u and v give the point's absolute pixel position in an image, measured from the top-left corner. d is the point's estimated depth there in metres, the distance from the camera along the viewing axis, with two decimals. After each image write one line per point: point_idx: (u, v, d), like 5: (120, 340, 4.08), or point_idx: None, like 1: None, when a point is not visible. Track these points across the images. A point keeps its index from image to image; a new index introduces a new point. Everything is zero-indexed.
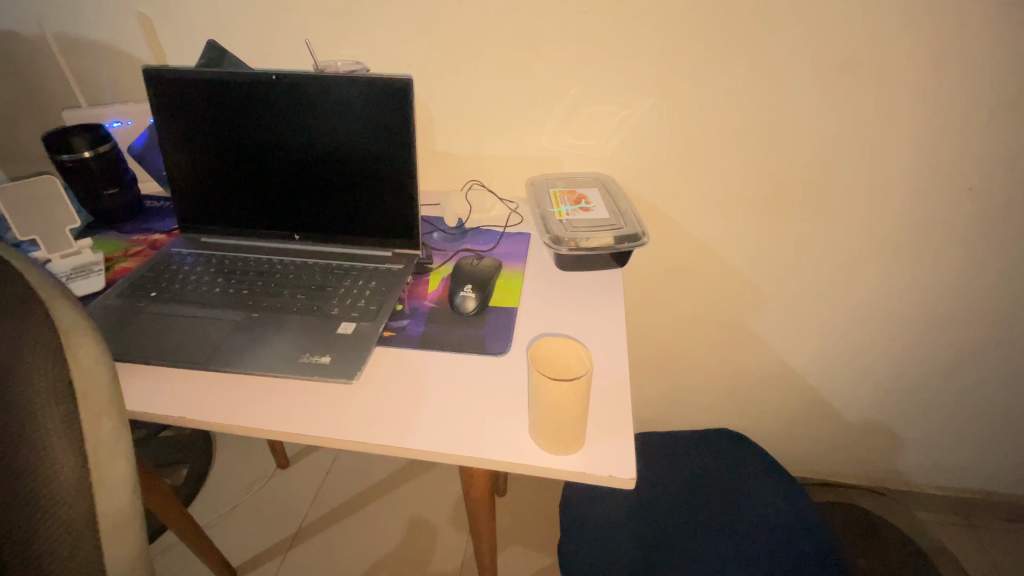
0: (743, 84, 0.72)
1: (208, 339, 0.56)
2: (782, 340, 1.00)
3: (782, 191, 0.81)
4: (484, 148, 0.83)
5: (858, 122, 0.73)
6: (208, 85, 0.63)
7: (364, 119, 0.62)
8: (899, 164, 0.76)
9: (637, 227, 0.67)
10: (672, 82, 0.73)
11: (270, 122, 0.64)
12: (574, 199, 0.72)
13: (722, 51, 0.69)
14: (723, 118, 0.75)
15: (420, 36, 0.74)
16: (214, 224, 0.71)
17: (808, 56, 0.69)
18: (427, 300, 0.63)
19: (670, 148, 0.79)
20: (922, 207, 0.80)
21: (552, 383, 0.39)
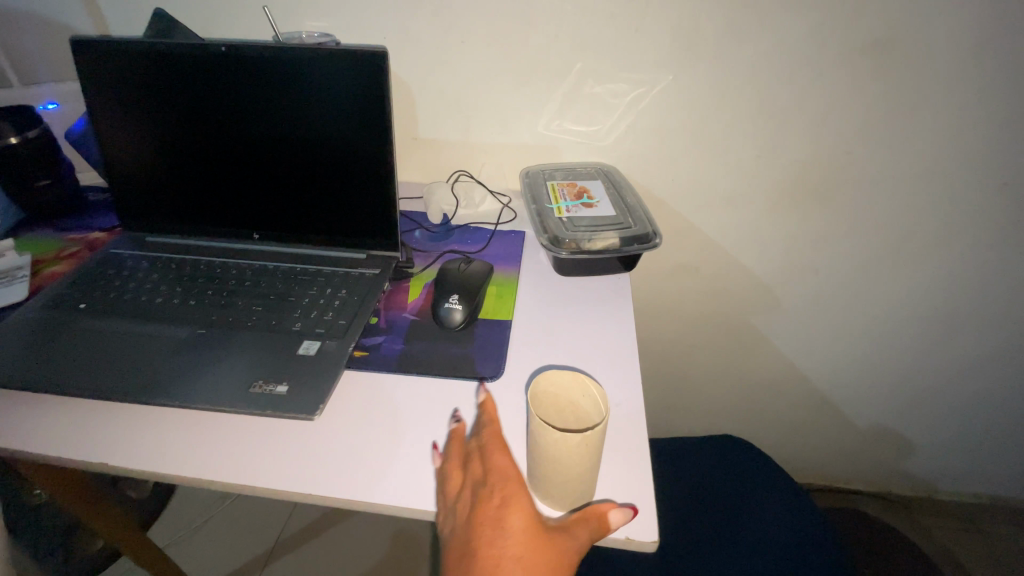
0: (764, 65, 0.63)
1: (146, 363, 0.47)
2: (792, 344, 0.94)
3: (806, 182, 0.73)
4: (472, 136, 0.74)
5: (892, 108, 0.66)
6: (148, 57, 0.53)
7: (333, 100, 0.52)
8: (932, 157, 0.69)
9: (647, 226, 0.60)
10: (684, 62, 0.64)
11: (223, 102, 0.54)
12: (575, 194, 0.64)
13: (750, 19, 0.60)
14: (740, 103, 0.67)
15: (399, 7, 0.64)
16: (160, 220, 0.62)
17: (851, 24, 0.60)
18: (405, 312, 0.54)
19: (680, 137, 0.70)
20: (960, 201, 0.73)
21: (559, 431, 0.33)
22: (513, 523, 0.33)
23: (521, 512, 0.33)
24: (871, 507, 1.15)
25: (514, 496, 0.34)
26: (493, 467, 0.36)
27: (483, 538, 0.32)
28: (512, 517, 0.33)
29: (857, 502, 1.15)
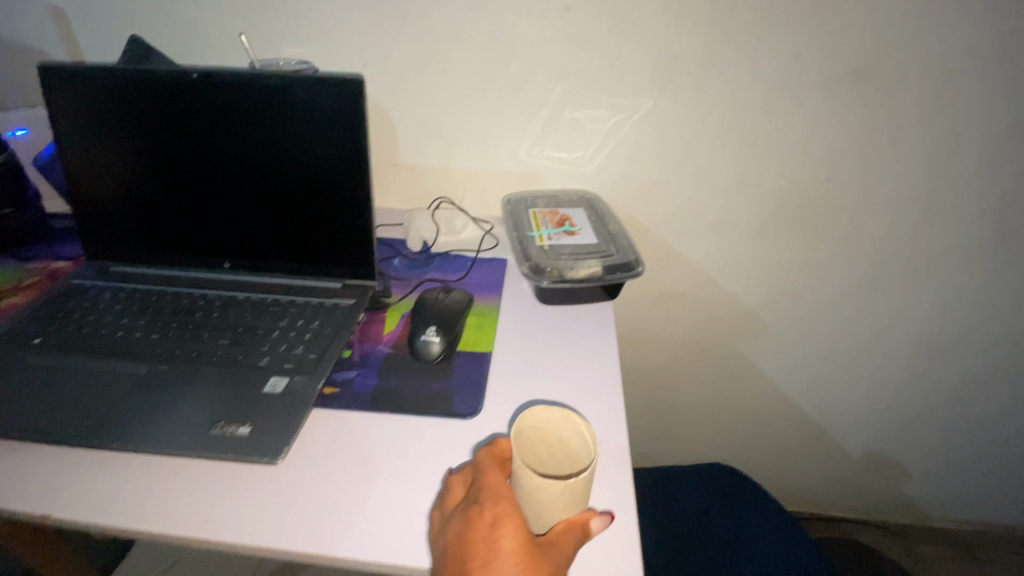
0: (743, 93, 0.64)
1: (100, 404, 0.44)
2: (779, 370, 0.93)
3: (789, 207, 0.73)
4: (453, 163, 0.73)
5: (870, 135, 0.66)
6: (119, 82, 0.52)
7: (309, 125, 0.51)
8: (910, 183, 0.70)
9: (630, 254, 0.59)
10: (664, 90, 0.65)
11: (196, 127, 0.53)
12: (557, 221, 0.63)
13: (727, 47, 0.61)
14: (720, 130, 0.67)
15: (379, 36, 0.64)
16: (127, 249, 0.59)
17: (826, 52, 0.61)
18: (380, 344, 0.52)
19: (662, 163, 0.70)
20: (941, 225, 0.73)
21: (542, 479, 0.32)
22: (507, 544, 0.32)
23: (514, 531, 0.32)
24: (864, 536, 1.12)
25: (506, 517, 0.33)
26: (486, 484, 0.35)
27: (478, 558, 0.32)
28: (506, 536, 0.32)
29: (850, 531, 1.13)
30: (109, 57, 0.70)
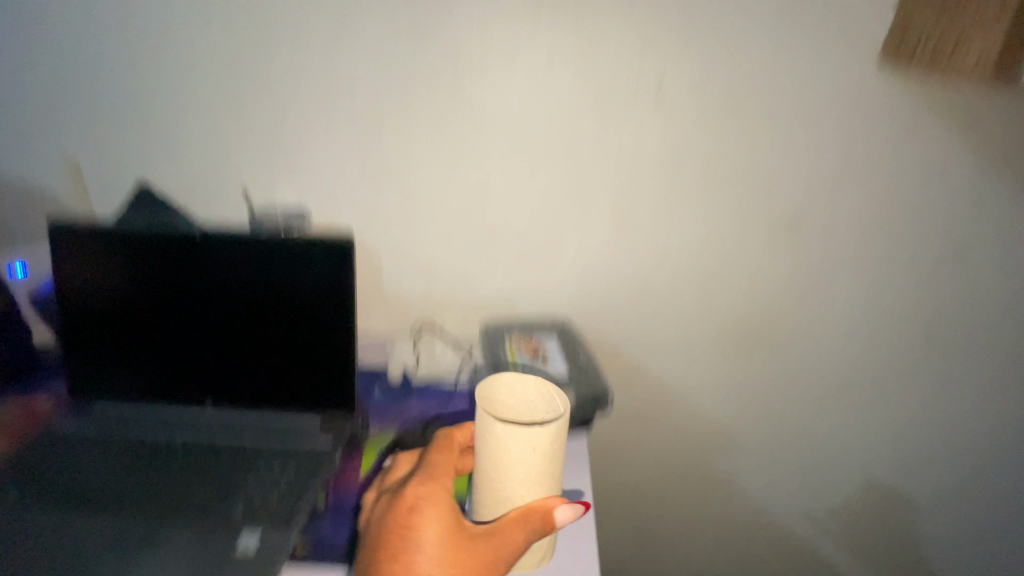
0: (695, 227, 0.71)
1: (59, 567, 0.43)
2: (778, 504, 0.85)
3: (752, 332, 0.76)
4: (433, 291, 0.77)
5: (817, 263, 0.72)
6: (124, 240, 0.57)
7: (297, 278, 0.56)
8: (866, 307, 0.73)
9: (600, 384, 0.63)
10: (624, 224, 0.72)
11: (190, 278, 0.58)
12: (531, 352, 0.67)
13: (676, 188, 0.70)
14: (679, 258, 0.73)
15: (368, 183, 0.72)
16: (108, 392, 0.61)
17: (769, 199, 0.69)
18: (359, 487, 0.53)
19: (629, 288, 0.75)
20: (907, 356, 0.75)
21: (501, 425, 0.44)
22: (423, 534, 0.42)
23: (434, 523, 0.42)
24: None
25: (425, 508, 0.43)
26: (430, 478, 0.46)
27: (394, 545, 0.41)
28: (422, 526, 0.42)
29: None
30: (111, 200, 0.74)
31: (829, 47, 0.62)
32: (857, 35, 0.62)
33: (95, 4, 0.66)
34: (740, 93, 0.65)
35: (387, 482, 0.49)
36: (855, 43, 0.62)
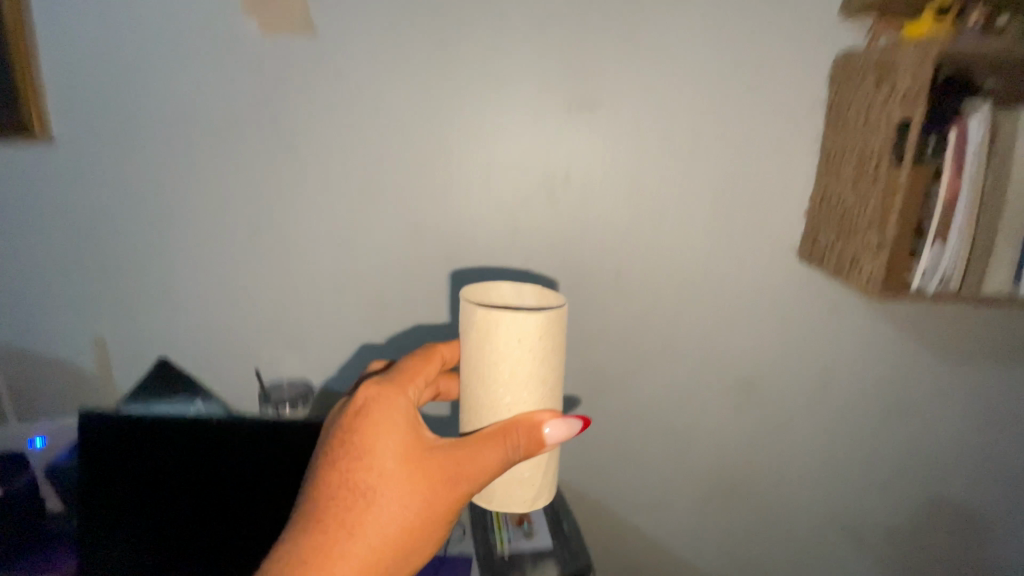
0: (673, 287, 0.81)
1: None
2: (794, 536, 0.94)
3: (740, 371, 0.85)
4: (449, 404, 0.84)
5: (783, 304, 0.83)
6: (140, 422, 0.75)
7: (293, 444, 0.76)
8: (830, 343, 0.84)
9: (582, 556, 0.76)
10: (615, 296, 0.82)
11: (199, 455, 0.75)
12: (517, 520, 0.82)
13: (651, 257, 0.80)
14: (666, 320, 0.83)
15: (373, 327, 0.83)
16: (105, 562, 0.72)
17: (731, 254, 0.80)
18: None
19: (627, 362, 0.85)
20: (866, 395, 0.87)
21: (508, 314, 0.48)
22: (383, 447, 0.48)
23: (391, 439, 0.48)
24: None
25: (379, 415, 0.49)
26: (397, 389, 0.51)
27: (357, 490, 0.47)
28: (380, 441, 0.48)
29: None
30: (157, 367, 0.85)
31: (745, 143, 0.76)
32: (768, 113, 0.75)
33: (132, 200, 0.79)
34: (691, 167, 0.77)
35: (347, 399, 0.51)
36: (769, 118, 0.75)
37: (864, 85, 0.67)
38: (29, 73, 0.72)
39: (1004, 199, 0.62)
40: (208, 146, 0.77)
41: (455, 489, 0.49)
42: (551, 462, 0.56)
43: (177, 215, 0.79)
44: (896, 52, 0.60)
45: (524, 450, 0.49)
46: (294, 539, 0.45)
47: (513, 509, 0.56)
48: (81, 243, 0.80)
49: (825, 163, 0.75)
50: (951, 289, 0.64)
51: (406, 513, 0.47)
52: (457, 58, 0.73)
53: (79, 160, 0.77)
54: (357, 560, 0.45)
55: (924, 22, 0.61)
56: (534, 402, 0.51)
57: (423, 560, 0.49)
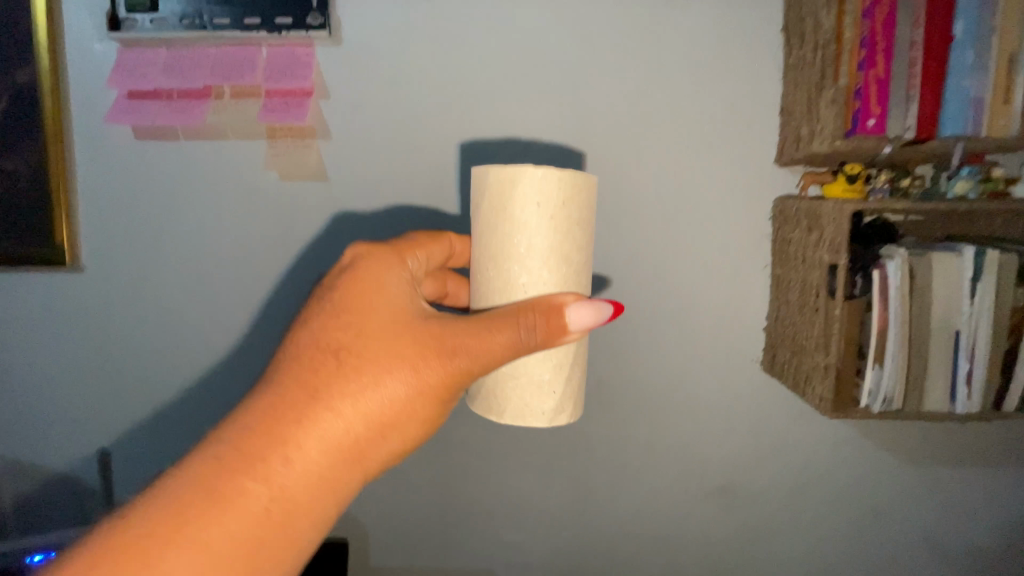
0: (634, 418, 0.89)
1: None
2: None
3: (709, 486, 0.91)
4: (436, 495, 0.94)
5: (741, 433, 0.89)
6: None
7: None
8: (790, 463, 0.90)
9: None
10: (580, 415, 0.89)
11: None
12: None
13: (612, 389, 0.88)
14: (630, 442, 0.90)
15: None
16: None
17: (689, 390, 0.88)
18: None
19: (598, 469, 0.91)
20: (845, 505, 0.91)
21: (543, 166, 0.53)
22: (376, 315, 0.51)
23: (390, 307, 0.52)
24: None
25: (376, 286, 0.53)
26: (395, 263, 0.56)
27: (345, 356, 0.49)
28: (373, 311, 0.51)
29: None
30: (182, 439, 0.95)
31: (691, 294, 0.85)
32: (710, 268, 0.84)
33: (168, 305, 0.93)
34: (646, 315, 0.86)
35: (345, 266, 0.55)
36: (712, 271, 0.84)
37: (799, 231, 0.76)
38: (67, 213, 0.91)
39: (931, 332, 0.67)
40: (224, 261, 0.91)
41: (450, 365, 0.50)
42: (573, 371, 0.58)
43: (192, 313, 0.93)
44: (820, 204, 0.70)
45: (542, 333, 0.51)
46: (264, 405, 0.48)
47: (531, 419, 0.56)
48: (101, 344, 0.95)
49: (777, 287, 0.83)
50: (893, 408, 0.68)
51: (393, 391, 0.49)
52: (449, 187, 0.86)
53: (99, 282, 0.93)
54: (328, 420, 0.48)
55: (839, 184, 0.72)
56: (558, 266, 0.54)
57: (408, 440, 0.52)
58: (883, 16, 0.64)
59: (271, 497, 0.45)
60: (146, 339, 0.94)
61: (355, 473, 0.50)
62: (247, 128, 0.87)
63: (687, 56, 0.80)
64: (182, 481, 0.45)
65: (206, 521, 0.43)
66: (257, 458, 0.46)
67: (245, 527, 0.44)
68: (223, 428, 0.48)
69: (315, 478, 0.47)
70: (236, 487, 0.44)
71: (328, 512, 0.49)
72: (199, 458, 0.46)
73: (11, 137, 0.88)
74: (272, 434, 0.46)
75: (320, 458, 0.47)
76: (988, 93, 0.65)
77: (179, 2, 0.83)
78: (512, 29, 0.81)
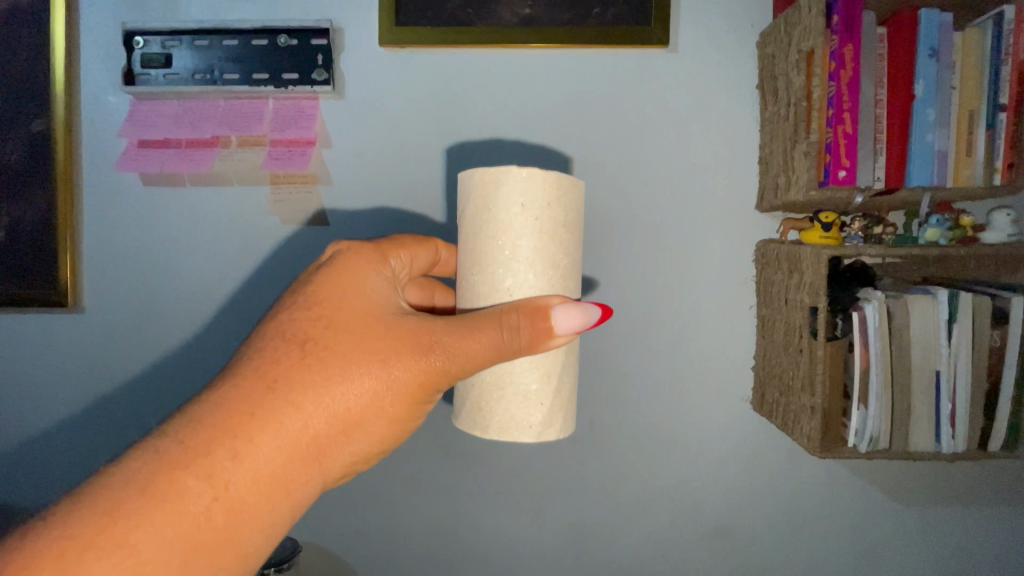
0: (627, 462, 0.89)
1: None
2: None
3: (703, 530, 0.91)
4: (428, 541, 0.93)
5: (734, 476, 0.89)
6: None
7: None
8: (784, 506, 0.89)
9: None
10: (572, 458, 0.89)
11: None
12: None
13: (604, 433, 0.89)
14: (624, 487, 0.90)
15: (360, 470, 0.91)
16: None
17: (680, 433, 0.89)
18: None
19: (592, 514, 0.91)
20: (843, 547, 0.90)
21: (528, 167, 0.52)
22: (349, 309, 0.50)
23: (365, 303, 0.50)
24: None
25: (353, 281, 0.52)
26: (376, 259, 0.54)
27: (314, 350, 0.48)
28: (347, 305, 0.50)
29: None
30: None
31: (681, 339, 0.87)
32: (698, 314, 0.87)
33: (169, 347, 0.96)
34: (637, 359, 0.88)
35: (325, 261, 0.54)
36: (700, 318, 0.87)
37: (781, 274, 0.78)
38: (72, 254, 0.94)
39: (912, 373, 0.69)
40: (225, 304, 0.94)
41: (424, 363, 0.49)
42: (561, 382, 0.57)
43: (192, 355, 0.95)
44: (799, 249, 0.73)
45: (526, 336, 0.49)
46: (222, 397, 0.46)
47: (517, 433, 0.55)
48: (103, 386, 0.97)
49: (761, 327, 0.85)
50: (880, 446, 0.70)
51: (361, 390, 0.48)
52: (443, 231, 0.89)
53: (104, 324, 0.96)
54: (287, 416, 0.46)
55: (815, 232, 0.75)
56: (544, 269, 0.54)
57: (374, 442, 0.50)
58: (848, 79, 0.69)
59: (217, 496, 0.43)
60: (146, 380, 0.97)
61: (314, 475, 0.48)
62: (249, 175, 0.90)
63: (670, 110, 0.85)
64: (123, 473, 0.43)
65: (140, 518, 0.41)
66: (206, 453, 0.44)
67: (181, 527, 0.42)
68: (176, 419, 0.46)
69: (269, 478, 0.46)
70: (179, 482, 0.42)
71: (280, 513, 0.47)
72: (144, 450, 0.44)
73: (23, 183, 0.92)
74: (226, 429, 0.45)
75: (274, 455, 0.45)
76: (950, 147, 0.70)
77: (192, 58, 0.88)
78: (503, 86, 0.86)
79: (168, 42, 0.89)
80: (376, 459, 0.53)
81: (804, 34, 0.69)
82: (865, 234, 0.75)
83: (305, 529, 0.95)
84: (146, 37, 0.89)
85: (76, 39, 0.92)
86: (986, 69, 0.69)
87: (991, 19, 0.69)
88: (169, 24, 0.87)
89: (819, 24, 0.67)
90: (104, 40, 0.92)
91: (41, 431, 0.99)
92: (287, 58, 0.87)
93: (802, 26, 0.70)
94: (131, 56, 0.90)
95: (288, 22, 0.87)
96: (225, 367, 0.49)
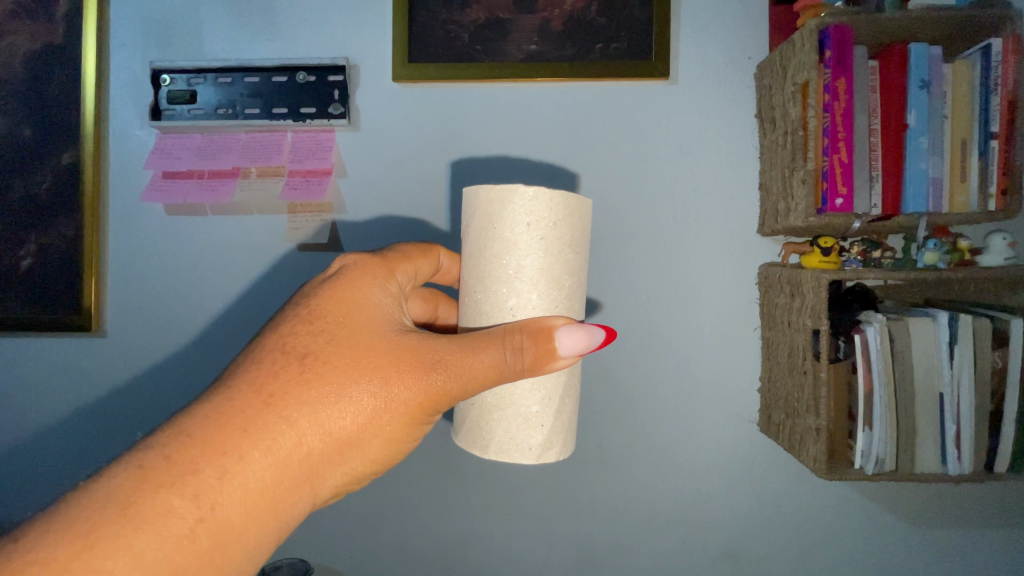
0: (636, 482, 0.90)
1: None
2: None
3: (712, 552, 0.90)
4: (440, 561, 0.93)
5: (742, 497, 0.89)
6: None
7: None
8: (793, 527, 0.89)
9: None
10: (580, 477, 0.90)
11: None
12: None
13: (613, 452, 0.90)
14: (633, 506, 0.90)
15: (370, 489, 0.92)
16: None
17: (689, 454, 0.89)
18: None
19: (601, 532, 0.91)
20: (854, 569, 0.89)
21: (534, 186, 0.55)
22: (353, 324, 0.52)
23: (368, 318, 0.53)
24: None
25: (357, 296, 0.54)
26: (382, 274, 0.57)
27: (314, 364, 0.49)
28: (349, 320, 0.52)
29: None
30: None
31: (686, 361, 0.89)
32: (703, 336, 0.89)
33: (186, 369, 0.98)
34: (644, 379, 0.89)
35: (331, 274, 0.56)
36: (704, 341, 0.89)
37: (783, 297, 0.80)
38: (98, 277, 0.98)
39: (914, 396, 0.70)
40: (242, 326, 0.96)
41: (424, 382, 0.51)
42: (562, 404, 0.59)
43: (208, 377, 0.97)
44: (799, 274, 0.75)
45: (529, 356, 0.51)
46: (214, 410, 0.47)
47: (517, 455, 0.57)
48: (121, 407, 1.00)
49: (766, 348, 0.86)
50: (885, 469, 0.71)
51: (361, 407, 0.49)
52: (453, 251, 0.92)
53: (124, 347, 0.99)
54: (282, 434, 0.47)
55: (814, 255, 0.77)
56: (548, 288, 0.56)
57: (368, 461, 0.52)
58: (842, 110, 0.72)
59: (201, 517, 0.43)
60: (162, 402, 0.99)
61: (304, 494, 0.49)
62: (269, 205, 0.94)
63: (671, 139, 0.88)
64: (103, 490, 0.42)
65: (117, 541, 0.40)
66: (193, 470, 0.44)
67: (162, 551, 0.41)
68: (163, 433, 0.46)
69: (257, 498, 0.46)
70: (163, 501, 0.42)
71: (266, 535, 0.48)
72: (125, 465, 0.44)
73: (52, 212, 0.97)
74: (215, 445, 0.45)
75: (263, 475, 0.46)
76: (943, 174, 0.72)
77: (216, 94, 0.93)
78: (511, 114, 0.90)
79: (193, 79, 0.94)
80: (367, 479, 0.54)
81: (799, 68, 0.73)
82: (864, 259, 0.77)
83: (316, 551, 0.95)
84: (173, 75, 0.95)
85: (107, 78, 0.98)
86: (976, 96, 0.72)
87: (979, 50, 0.72)
88: (195, 63, 0.93)
89: (812, 58, 0.70)
90: (133, 79, 0.98)
91: (58, 452, 1.01)
92: (305, 94, 0.92)
93: (797, 60, 0.73)
94: (159, 93, 0.95)
95: (307, 60, 0.92)
96: (218, 381, 0.50)
